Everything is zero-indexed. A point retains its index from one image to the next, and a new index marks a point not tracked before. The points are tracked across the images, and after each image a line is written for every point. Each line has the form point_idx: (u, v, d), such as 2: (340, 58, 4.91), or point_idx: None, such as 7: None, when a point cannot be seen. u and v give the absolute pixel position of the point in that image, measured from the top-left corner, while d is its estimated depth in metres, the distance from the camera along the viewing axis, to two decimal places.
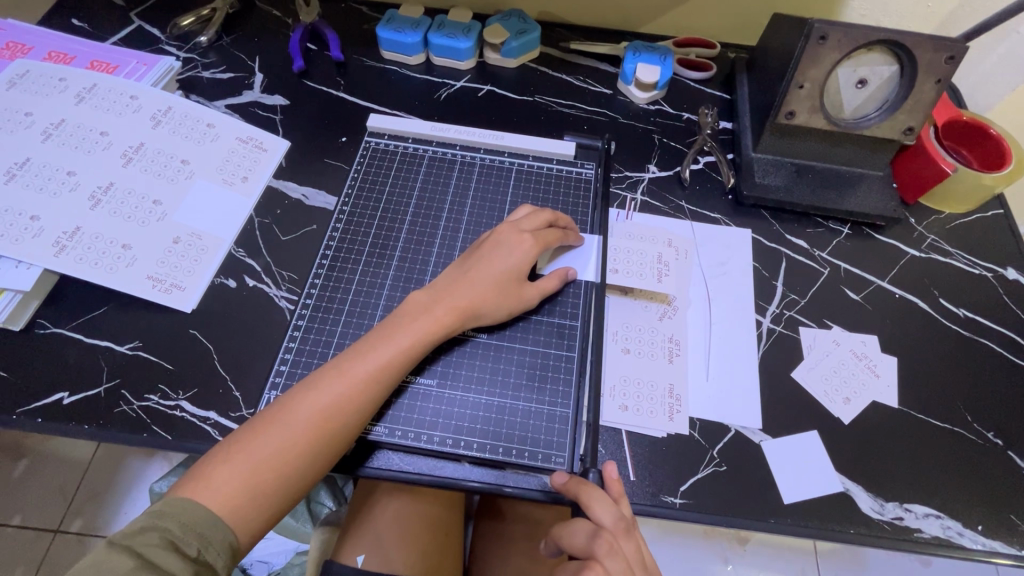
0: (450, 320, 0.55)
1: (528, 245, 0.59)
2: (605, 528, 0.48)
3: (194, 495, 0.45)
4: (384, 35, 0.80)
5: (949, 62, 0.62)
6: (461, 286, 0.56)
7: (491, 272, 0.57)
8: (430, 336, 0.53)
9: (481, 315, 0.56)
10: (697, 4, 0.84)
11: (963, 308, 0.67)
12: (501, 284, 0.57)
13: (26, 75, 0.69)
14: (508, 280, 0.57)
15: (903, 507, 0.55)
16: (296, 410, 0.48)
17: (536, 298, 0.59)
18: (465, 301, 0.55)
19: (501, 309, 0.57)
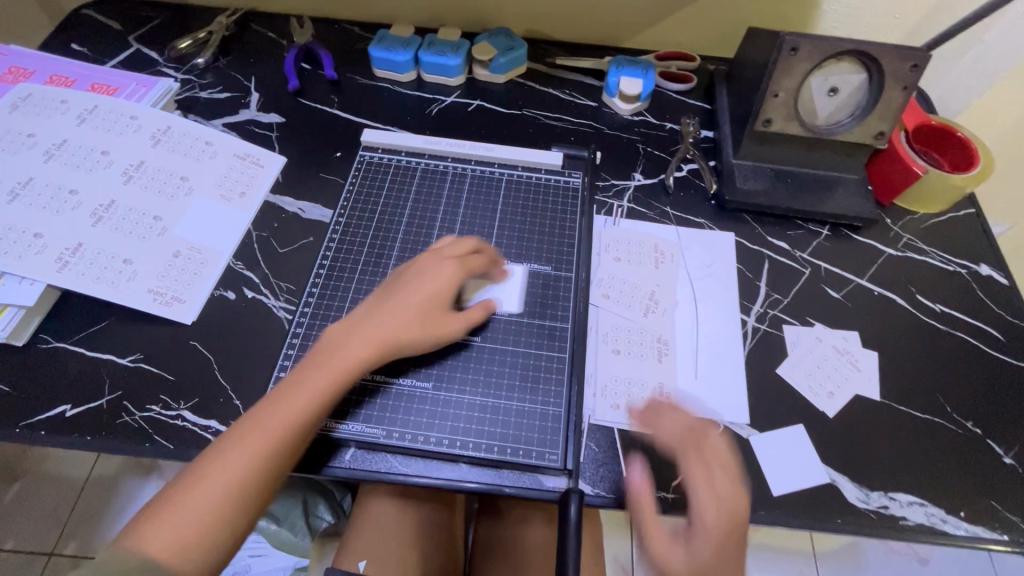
0: (371, 348, 0.54)
1: (449, 272, 0.59)
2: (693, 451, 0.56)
3: (125, 554, 0.44)
4: (376, 54, 0.83)
5: (914, 69, 0.65)
6: (384, 314, 0.56)
7: (415, 300, 0.57)
8: (356, 365, 0.53)
9: (404, 344, 0.55)
10: (676, 19, 0.88)
11: (940, 303, 0.70)
12: (425, 312, 0.57)
13: (28, 98, 0.72)
14: (432, 308, 0.57)
15: (888, 496, 0.57)
16: (224, 453, 0.48)
17: (462, 328, 0.58)
18: (389, 328, 0.55)
19: (426, 335, 0.56)
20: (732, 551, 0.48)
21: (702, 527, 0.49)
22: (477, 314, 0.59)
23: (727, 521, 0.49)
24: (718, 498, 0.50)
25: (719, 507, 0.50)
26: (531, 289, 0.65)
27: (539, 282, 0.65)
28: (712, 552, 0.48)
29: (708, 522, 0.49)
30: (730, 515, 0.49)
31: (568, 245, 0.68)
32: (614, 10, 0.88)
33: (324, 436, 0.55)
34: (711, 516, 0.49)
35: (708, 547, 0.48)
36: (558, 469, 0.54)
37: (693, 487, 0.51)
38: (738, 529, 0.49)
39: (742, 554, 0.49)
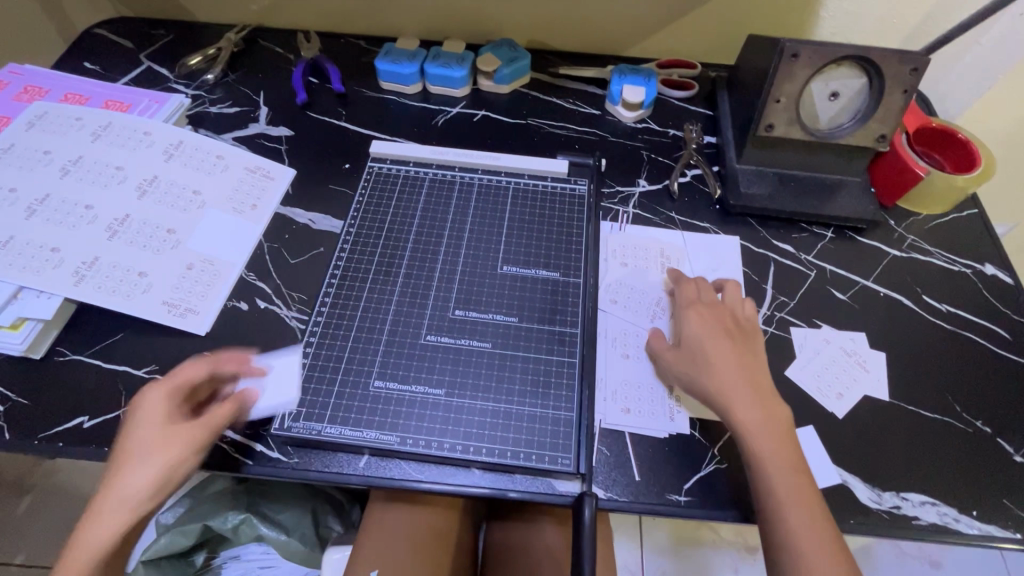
0: (109, 523, 0.48)
1: (156, 403, 0.52)
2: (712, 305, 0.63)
3: None
4: (383, 67, 0.85)
5: (913, 73, 0.66)
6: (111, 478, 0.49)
7: (138, 445, 0.50)
8: (103, 541, 0.48)
9: (144, 487, 0.49)
10: (677, 28, 0.90)
11: (945, 303, 0.71)
12: (146, 453, 0.50)
13: (44, 116, 0.73)
14: (158, 446, 0.50)
15: (900, 496, 0.57)
16: None
17: (200, 441, 0.51)
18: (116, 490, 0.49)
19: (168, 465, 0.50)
20: (737, 354, 0.58)
21: (698, 338, 0.60)
22: (219, 417, 0.53)
23: (723, 332, 0.60)
24: (708, 315, 0.61)
25: (710, 321, 0.61)
26: (540, 295, 0.65)
27: (548, 288, 0.66)
28: (714, 356, 0.58)
29: (704, 335, 0.60)
30: (723, 327, 0.60)
31: (576, 251, 0.69)
32: (615, 19, 0.89)
33: (339, 444, 0.56)
34: (706, 328, 0.60)
35: (709, 354, 0.58)
36: (571, 473, 0.55)
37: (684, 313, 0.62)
38: (736, 338, 0.60)
39: (749, 357, 0.59)
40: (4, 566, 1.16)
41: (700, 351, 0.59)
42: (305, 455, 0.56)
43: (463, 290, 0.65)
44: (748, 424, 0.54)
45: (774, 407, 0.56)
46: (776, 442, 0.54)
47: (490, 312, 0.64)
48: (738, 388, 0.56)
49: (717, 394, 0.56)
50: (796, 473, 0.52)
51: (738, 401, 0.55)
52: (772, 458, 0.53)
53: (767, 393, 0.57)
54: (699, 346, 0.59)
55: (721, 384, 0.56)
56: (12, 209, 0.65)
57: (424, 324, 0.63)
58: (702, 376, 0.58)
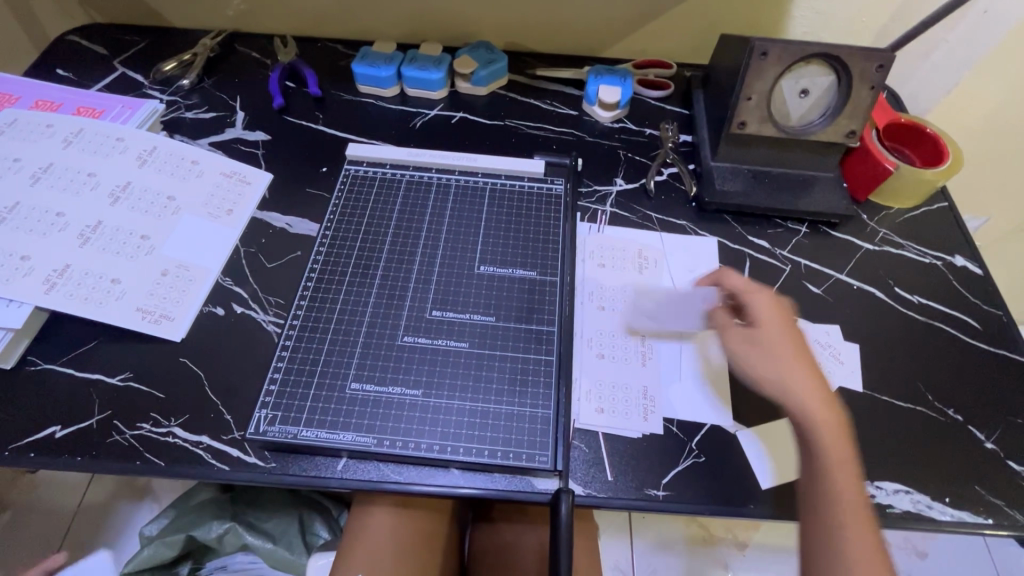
0: None
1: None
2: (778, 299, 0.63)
3: None
4: (359, 70, 0.85)
5: (880, 70, 0.68)
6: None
7: None
8: None
9: None
10: (651, 29, 0.91)
11: (917, 294, 0.72)
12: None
13: (14, 124, 0.72)
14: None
15: (874, 485, 0.58)
16: None
17: None
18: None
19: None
20: (806, 348, 0.57)
21: (769, 326, 0.58)
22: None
23: (794, 326, 0.58)
24: (781, 306, 0.59)
25: (782, 313, 0.59)
26: (518, 294, 0.65)
27: (525, 287, 0.66)
28: (785, 345, 0.56)
29: (776, 323, 0.58)
30: (793, 321, 0.59)
31: (553, 251, 0.69)
32: (591, 20, 0.90)
33: (315, 447, 0.55)
34: (778, 318, 0.58)
35: (779, 342, 0.56)
36: (548, 470, 0.55)
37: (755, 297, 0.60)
38: (805, 335, 0.58)
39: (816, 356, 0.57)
40: None
41: (770, 338, 0.57)
42: (282, 459, 0.56)
43: (441, 291, 0.65)
44: (814, 418, 0.52)
45: (839, 410, 0.53)
46: (840, 442, 0.51)
47: (468, 312, 0.64)
48: (807, 382, 0.54)
49: (783, 382, 0.54)
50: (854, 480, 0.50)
51: (806, 394, 0.53)
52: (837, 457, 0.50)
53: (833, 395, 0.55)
54: (770, 333, 0.57)
55: (790, 374, 0.54)
56: None
57: (402, 324, 0.63)
58: (771, 362, 0.56)
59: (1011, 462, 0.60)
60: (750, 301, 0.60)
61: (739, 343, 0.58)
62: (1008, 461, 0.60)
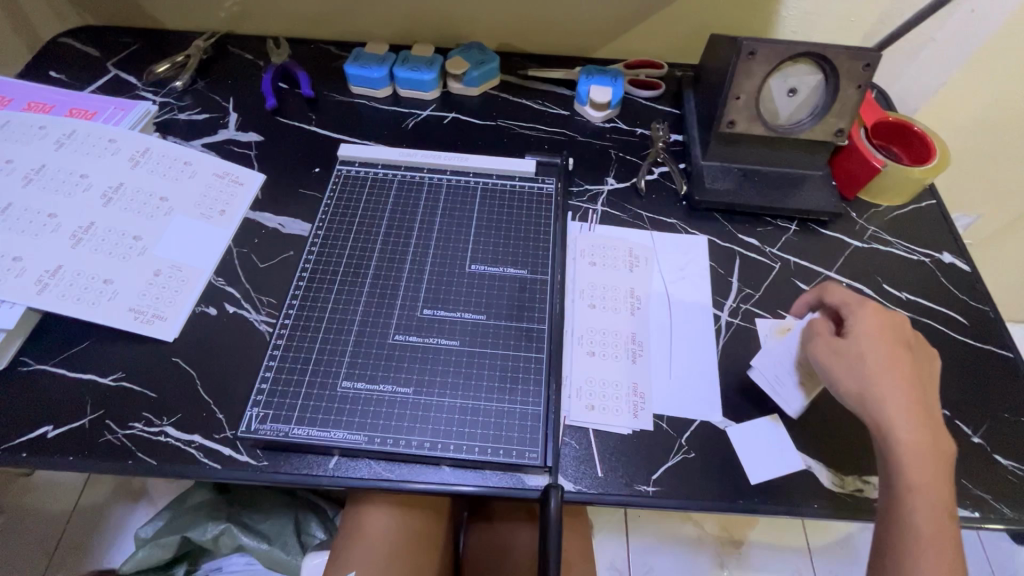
0: None
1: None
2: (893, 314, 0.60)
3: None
4: (352, 72, 0.85)
5: (866, 69, 0.68)
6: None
7: None
8: None
9: None
10: (642, 29, 0.91)
11: (906, 291, 0.72)
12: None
13: (6, 125, 0.72)
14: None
15: (863, 480, 0.58)
16: None
17: None
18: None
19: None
20: (909, 367, 0.56)
21: (868, 340, 0.57)
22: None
23: (899, 343, 0.57)
24: (888, 323, 0.58)
25: (885, 329, 0.58)
26: (509, 292, 0.66)
27: (516, 286, 0.66)
28: (886, 364, 0.55)
29: (877, 342, 0.57)
30: (901, 338, 0.57)
31: (544, 250, 0.70)
32: (582, 21, 0.91)
33: (306, 445, 0.56)
34: (880, 334, 0.57)
35: (878, 361, 0.55)
36: (539, 466, 0.55)
37: (856, 314, 0.59)
38: (911, 352, 0.57)
39: (920, 376, 0.56)
40: None
41: (868, 353, 0.56)
42: (274, 458, 0.56)
43: (433, 290, 0.66)
44: (907, 443, 0.52)
45: (938, 436, 0.53)
46: (934, 471, 0.51)
47: (460, 311, 0.64)
48: (905, 405, 0.54)
49: (879, 403, 0.54)
50: (942, 508, 0.50)
51: (901, 417, 0.53)
52: (925, 483, 0.51)
53: (933, 420, 0.54)
54: (868, 347, 0.56)
55: (885, 391, 0.54)
56: None
57: (393, 323, 0.63)
58: (867, 380, 0.55)
59: (998, 456, 0.60)
60: (850, 318, 0.59)
61: (835, 357, 0.57)
62: (995, 455, 0.60)
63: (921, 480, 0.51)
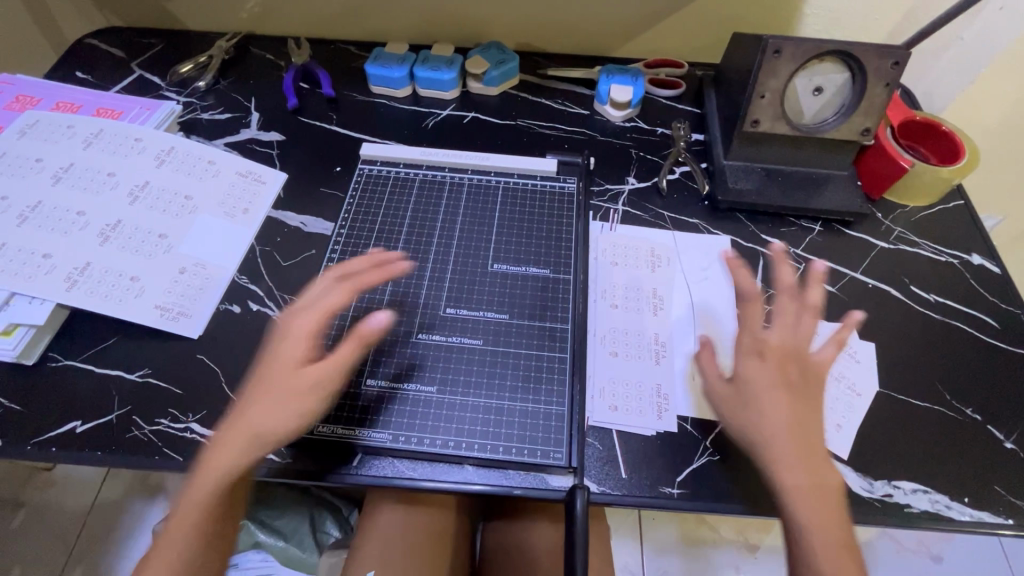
0: None
1: (225, 439, 0.51)
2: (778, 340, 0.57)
3: None
4: (372, 71, 0.86)
5: (895, 67, 0.67)
6: (153, 552, 0.49)
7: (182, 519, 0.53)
8: None
9: None
10: (663, 28, 0.91)
11: (934, 293, 0.71)
12: (267, 388, 0.53)
13: (35, 125, 0.74)
14: (301, 305, 0.58)
15: (892, 485, 0.57)
16: None
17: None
18: (267, 385, 0.53)
19: (236, 453, 0.51)
20: (791, 407, 0.53)
21: (752, 383, 0.55)
22: (336, 309, 0.57)
23: (780, 381, 0.54)
24: (770, 360, 0.55)
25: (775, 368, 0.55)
26: (531, 292, 0.66)
27: (538, 285, 0.66)
28: (764, 411, 0.53)
29: (762, 386, 0.54)
30: (785, 373, 0.55)
31: (566, 249, 0.69)
32: (602, 20, 0.90)
33: (330, 443, 0.56)
34: (765, 375, 0.55)
35: (757, 408, 0.53)
36: (563, 467, 0.55)
37: (742, 352, 0.57)
38: (795, 386, 0.54)
39: (807, 410, 0.53)
40: None
41: (754, 396, 0.54)
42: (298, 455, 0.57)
43: (455, 289, 0.66)
44: (791, 487, 0.50)
45: (821, 473, 0.51)
46: (823, 512, 0.49)
47: (482, 310, 0.64)
48: (787, 450, 0.51)
49: (763, 451, 0.52)
50: (841, 551, 0.47)
51: (786, 462, 0.51)
52: (818, 526, 0.48)
53: (817, 456, 0.52)
54: (750, 390, 0.54)
55: (770, 436, 0.52)
56: (5, 216, 0.66)
57: (416, 322, 0.63)
58: (749, 428, 0.53)
59: None
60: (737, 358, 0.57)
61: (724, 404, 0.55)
62: None
63: (815, 524, 0.49)
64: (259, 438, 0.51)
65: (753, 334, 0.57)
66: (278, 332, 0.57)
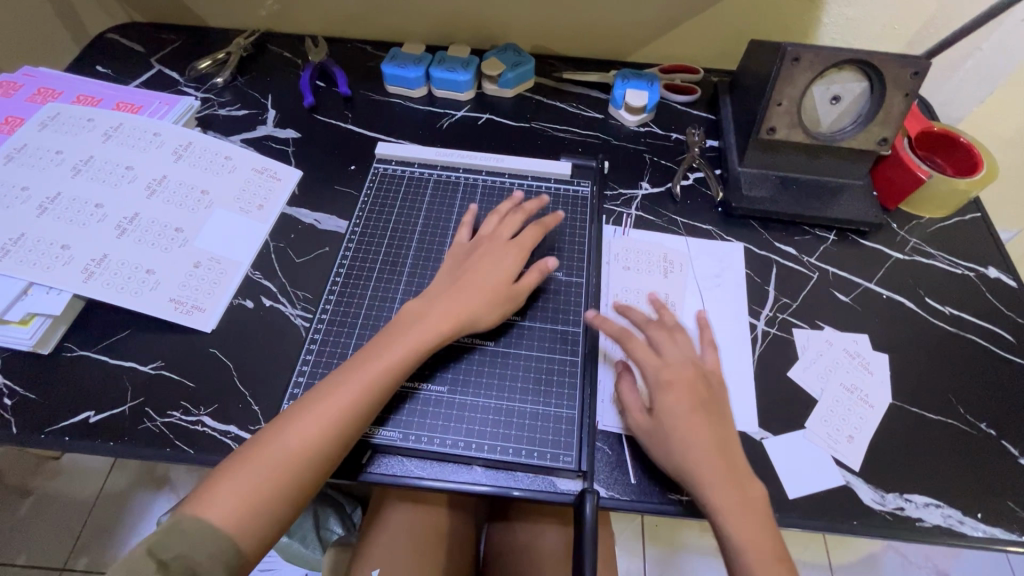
0: None
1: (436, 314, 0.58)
2: (668, 363, 0.58)
3: None
4: (389, 71, 0.86)
5: (915, 77, 0.67)
6: (338, 382, 0.53)
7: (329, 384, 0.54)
8: None
9: None
10: (679, 34, 0.90)
11: (949, 305, 0.71)
12: (475, 287, 0.60)
13: (57, 118, 0.75)
14: (501, 229, 0.66)
15: (903, 498, 0.57)
16: None
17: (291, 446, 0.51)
18: (476, 283, 0.60)
19: (443, 332, 0.57)
20: (708, 430, 0.54)
21: (671, 410, 0.55)
22: (531, 242, 0.66)
23: (694, 406, 0.55)
24: (679, 388, 0.56)
25: (687, 394, 0.56)
26: (544, 295, 0.66)
27: (551, 288, 0.66)
28: (685, 436, 0.53)
29: (680, 413, 0.54)
30: (697, 396, 0.56)
31: (579, 253, 0.69)
32: (619, 25, 0.90)
33: None
34: (680, 403, 0.55)
35: (679, 434, 0.53)
36: (572, 471, 0.55)
37: (653, 387, 0.57)
38: (706, 408, 0.55)
39: (722, 430, 0.55)
40: (5, 566, 1.16)
41: (672, 425, 0.54)
42: None
43: None
44: (723, 510, 0.51)
45: (747, 488, 0.52)
46: (754, 528, 0.50)
47: None
48: (713, 469, 0.52)
49: (691, 476, 0.52)
50: (774, 560, 0.49)
51: (713, 486, 0.51)
52: (751, 544, 0.49)
53: (741, 470, 0.53)
54: (668, 418, 0.54)
55: (694, 463, 0.52)
56: (25, 206, 0.67)
57: None
58: (676, 453, 0.53)
59: None
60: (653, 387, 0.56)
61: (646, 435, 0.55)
62: None
63: (746, 542, 0.49)
64: (466, 325, 0.59)
65: (653, 368, 0.58)
66: (479, 245, 0.65)
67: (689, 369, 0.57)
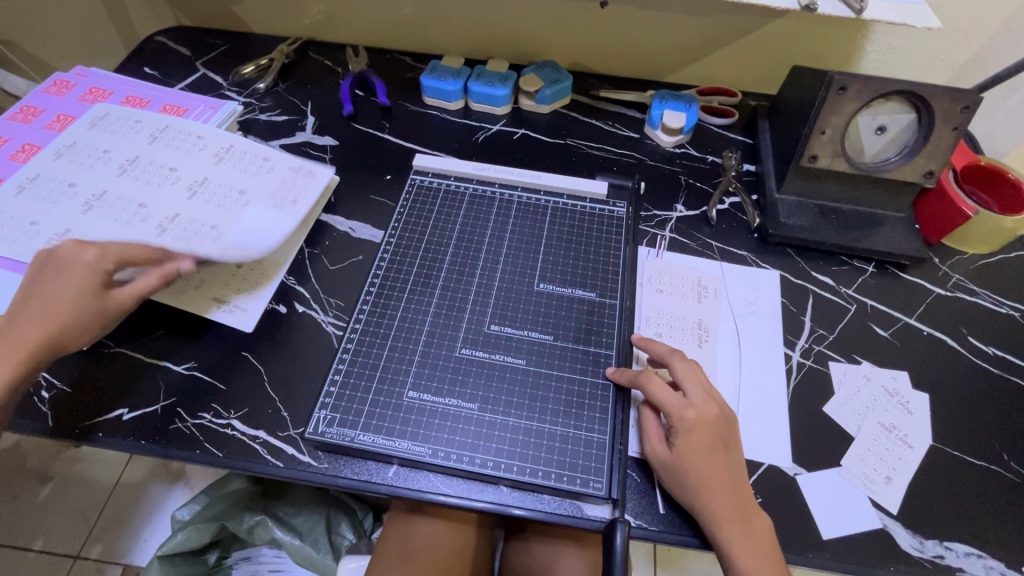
0: None
1: None
2: (693, 402, 0.55)
3: None
4: (428, 83, 0.87)
5: (965, 111, 0.65)
6: None
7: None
8: None
9: None
10: (719, 56, 0.90)
11: (992, 345, 0.68)
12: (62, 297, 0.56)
13: (106, 118, 0.76)
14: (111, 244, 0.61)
15: (944, 545, 0.55)
16: None
17: None
18: (35, 331, 0.55)
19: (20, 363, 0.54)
20: (722, 466, 0.54)
21: (693, 446, 0.53)
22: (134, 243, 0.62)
23: (714, 442, 0.54)
24: (703, 431, 0.54)
25: (709, 431, 0.54)
26: (576, 314, 0.65)
27: (584, 309, 0.66)
28: (704, 474, 0.53)
29: (698, 449, 0.53)
30: (717, 435, 0.55)
31: (613, 275, 0.69)
32: (659, 45, 0.90)
33: (371, 452, 0.56)
34: (701, 439, 0.54)
35: (700, 474, 0.53)
36: (601, 498, 0.54)
37: (677, 427, 0.54)
38: (724, 445, 0.55)
39: (736, 466, 0.55)
40: (20, 551, 1.18)
41: (691, 459, 0.53)
42: (336, 462, 0.57)
43: (501, 306, 0.66)
44: (733, 544, 0.51)
45: (755, 524, 0.52)
46: (760, 563, 0.50)
47: (526, 329, 0.64)
48: (728, 507, 0.52)
49: (704, 508, 0.52)
50: None
51: (725, 520, 0.51)
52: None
53: (750, 506, 0.53)
54: (688, 453, 0.53)
55: (707, 496, 0.52)
56: (72, 204, 0.68)
57: (460, 337, 0.63)
58: (692, 489, 0.53)
59: None
60: (677, 423, 0.54)
61: (664, 465, 0.54)
62: None
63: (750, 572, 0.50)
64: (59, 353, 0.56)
65: (680, 409, 0.55)
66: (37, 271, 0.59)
67: (712, 407, 0.55)
